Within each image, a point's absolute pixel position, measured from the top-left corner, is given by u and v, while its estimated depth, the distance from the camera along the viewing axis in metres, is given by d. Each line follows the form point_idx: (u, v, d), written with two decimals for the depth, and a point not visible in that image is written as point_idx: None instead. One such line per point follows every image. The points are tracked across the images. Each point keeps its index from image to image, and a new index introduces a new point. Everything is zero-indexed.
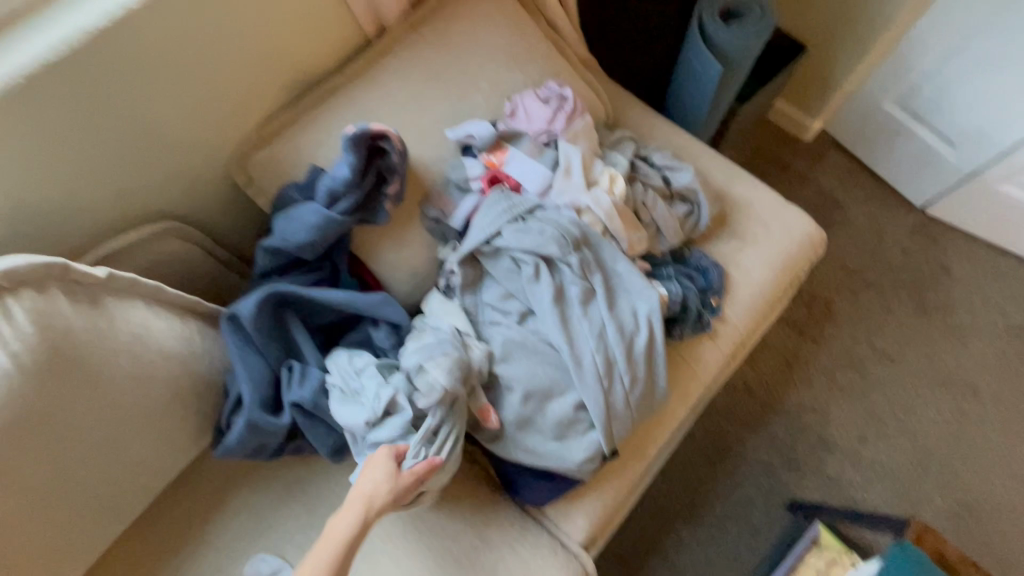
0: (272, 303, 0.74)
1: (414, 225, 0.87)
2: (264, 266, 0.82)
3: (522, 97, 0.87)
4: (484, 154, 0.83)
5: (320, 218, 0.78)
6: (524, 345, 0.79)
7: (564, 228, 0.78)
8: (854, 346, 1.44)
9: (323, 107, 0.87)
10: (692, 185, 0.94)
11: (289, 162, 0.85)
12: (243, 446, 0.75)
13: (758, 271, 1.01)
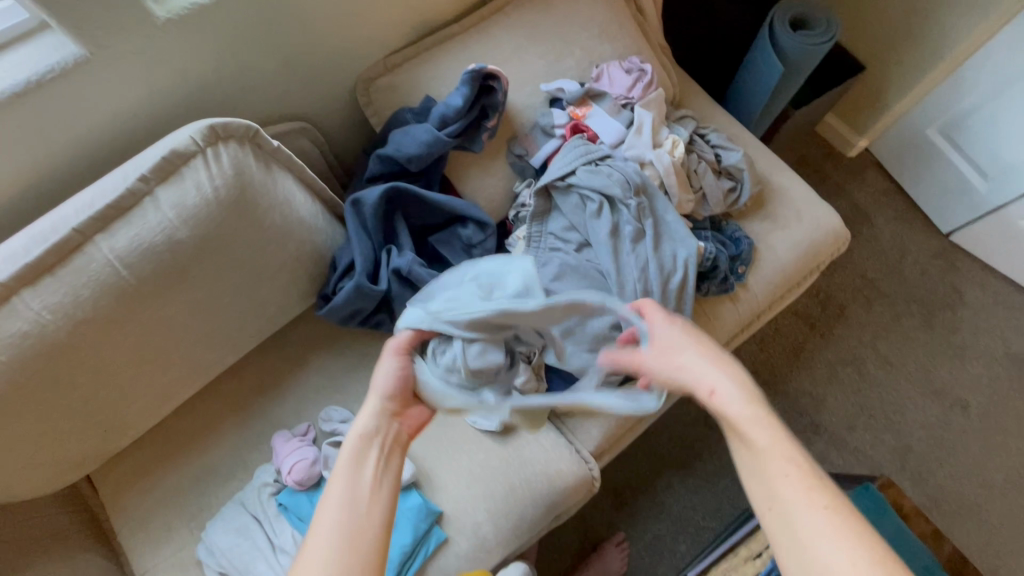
0: (386, 197, 0.93)
1: (500, 158, 1.03)
2: (373, 171, 0.98)
3: (607, 66, 1.02)
4: (570, 107, 0.99)
5: (431, 136, 0.94)
6: (578, 268, 0.95)
7: (630, 174, 0.93)
8: (859, 347, 1.57)
9: (441, 49, 1.03)
10: (740, 164, 1.08)
11: (406, 89, 1.02)
12: (345, 307, 0.92)
13: (784, 251, 1.15)
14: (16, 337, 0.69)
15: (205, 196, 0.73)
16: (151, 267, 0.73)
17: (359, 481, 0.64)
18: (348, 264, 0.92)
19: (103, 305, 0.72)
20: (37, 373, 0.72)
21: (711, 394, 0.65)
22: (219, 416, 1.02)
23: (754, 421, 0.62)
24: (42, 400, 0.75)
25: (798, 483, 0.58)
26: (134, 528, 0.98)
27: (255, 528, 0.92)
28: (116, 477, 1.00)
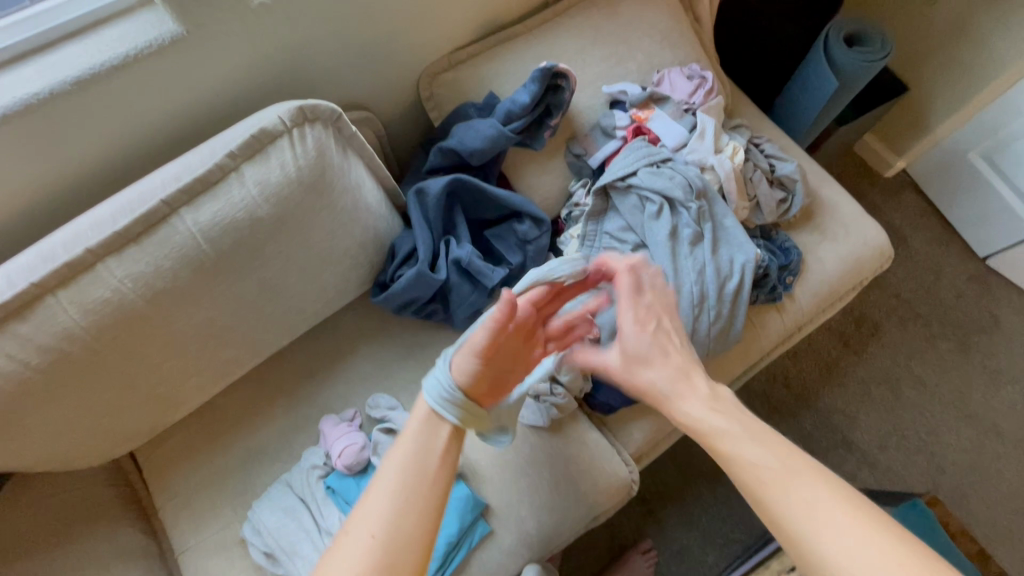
0: (448, 189, 0.94)
1: (557, 157, 1.04)
2: (434, 163, 0.99)
3: (670, 72, 1.04)
4: (633, 110, 1.01)
5: (496, 131, 0.95)
6: None
7: (692, 178, 0.94)
8: (893, 367, 1.56)
9: (505, 48, 1.05)
10: (793, 175, 1.09)
11: (470, 86, 1.03)
12: (401, 296, 0.93)
13: (832, 263, 1.15)
14: (97, 303, 0.71)
15: (288, 176, 0.74)
16: (230, 241, 0.74)
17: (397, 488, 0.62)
18: (408, 253, 0.93)
19: (180, 277, 0.73)
20: (112, 340, 0.74)
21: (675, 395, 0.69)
22: (267, 397, 1.03)
23: (719, 425, 0.65)
24: (113, 368, 0.76)
25: (789, 463, 0.61)
26: (177, 505, 0.98)
27: (302, 511, 0.92)
28: (162, 453, 1.01)
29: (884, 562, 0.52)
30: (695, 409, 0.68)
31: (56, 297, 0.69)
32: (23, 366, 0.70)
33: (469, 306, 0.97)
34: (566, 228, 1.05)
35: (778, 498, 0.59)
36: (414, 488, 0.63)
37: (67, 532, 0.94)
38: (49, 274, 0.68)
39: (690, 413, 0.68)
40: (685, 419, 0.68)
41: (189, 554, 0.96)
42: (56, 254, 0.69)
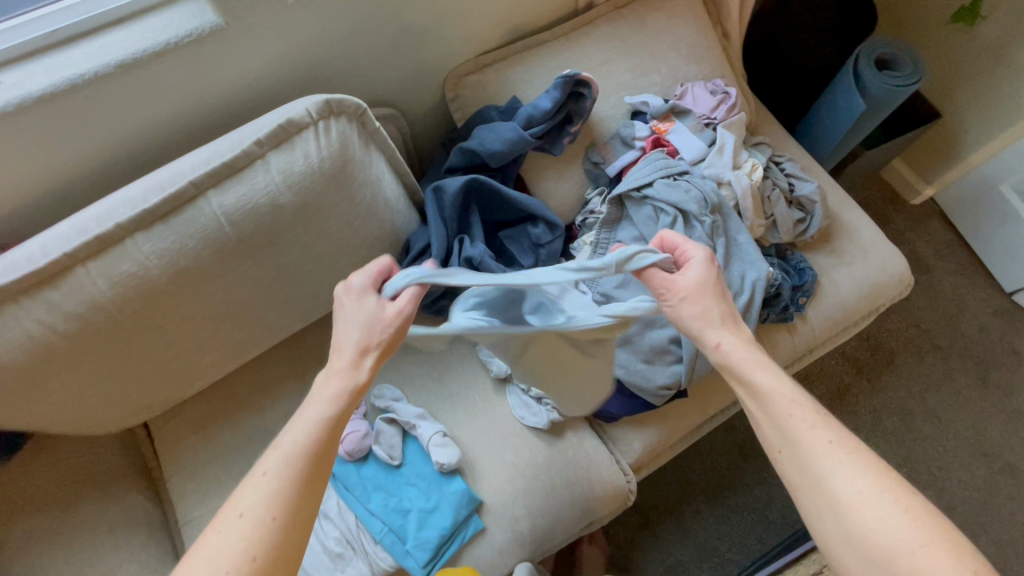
0: (465, 188, 0.96)
1: (575, 164, 1.05)
2: (454, 162, 1.01)
3: (694, 86, 1.05)
4: (653, 121, 1.02)
5: (516, 134, 0.97)
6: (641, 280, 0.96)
7: (707, 193, 0.95)
8: (907, 397, 1.53)
9: (531, 54, 1.06)
10: (813, 196, 1.08)
11: (494, 89, 1.05)
12: None
13: (848, 287, 1.14)
14: (123, 277, 0.74)
15: (310, 166, 0.77)
16: (251, 226, 0.77)
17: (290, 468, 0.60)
18: (422, 249, 0.95)
19: (203, 257, 0.77)
20: (134, 313, 0.77)
21: (789, 412, 0.65)
22: (277, 380, 1.06)
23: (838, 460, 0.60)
24: (133, 340, 0.80)
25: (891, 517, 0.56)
26: (184, 477, 1.01)
27: None
28: (173, 426, 1.04)
29: (925, 541, 0.54)
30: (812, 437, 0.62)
31: (86, 268, 0.73)
32: (50, 332, 0.74)
33: None
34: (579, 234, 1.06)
35: (819, 483, 0.61)
36: (286, 517, 0.58)
37: (79, 495, 0.98)
38: (80, 246, 0.72)
39: (811, 439, 0.62)
40: (799, 441, 0.63)
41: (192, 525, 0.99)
42: (88, 227, 0.73)
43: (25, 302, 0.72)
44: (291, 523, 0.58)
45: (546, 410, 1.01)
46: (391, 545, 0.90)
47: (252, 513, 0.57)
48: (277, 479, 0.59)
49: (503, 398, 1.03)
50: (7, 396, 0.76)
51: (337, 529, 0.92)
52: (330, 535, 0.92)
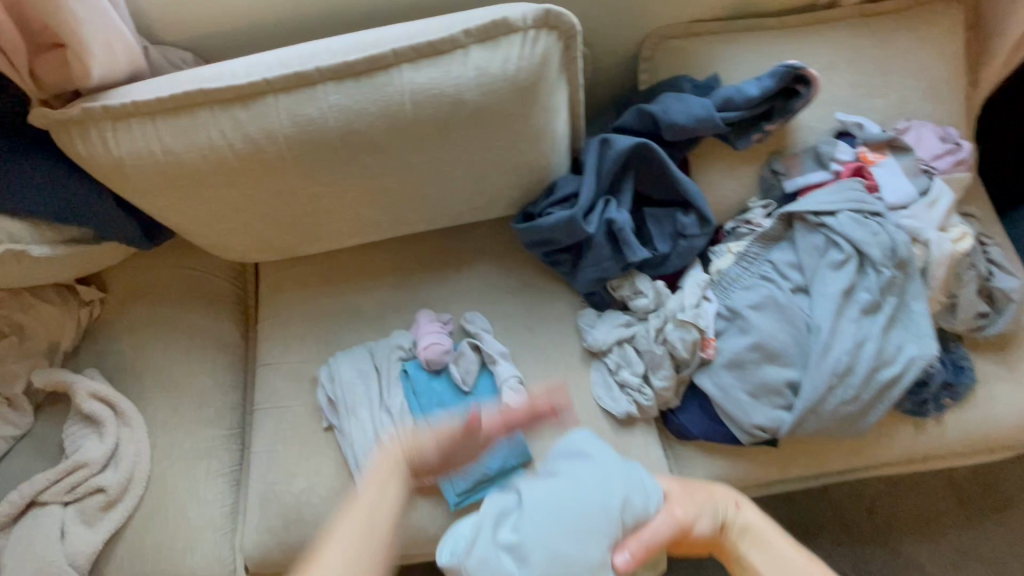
0: (632, 151, 0.91)
1: (752, 166, 0.97)
2: (627, 122, 0.97)
3: (921, 125, 0.91)
4: (862, 147, 0.91)
5: (706, 113, 0.90)
6: (780, 310, 0.88)
7: (896, 243, 0.83)
8: (1006, 555, 1.32)
9: (749, 37, 0.98)
10: (1011, 293, 0.92)
11: (697, 60, 0.98)
12: (541, 234, 0.94)
13: (1004, 408, 0.98)
14: (303, 119, 0.77)
15: (505, 71, 0.74)
16: (428, 113, 0.77)
17: (369, 518, 0.80)
18: (567, 195, 0.93)
19: (376, 126, 0.78)
20: (299, 157, 0.80)
21: (736, 503, 0.77)
22: (384, 270, 1.08)
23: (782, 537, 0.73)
24: (287, 182, 0.84)
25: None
26: (275, 323, 1.08)
27: (373, 379, 0.97)
28: (282, 275, 1.10)
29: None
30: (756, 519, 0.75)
31: (276, 99, 0.76)
32: (227, 147, 0.78)
33: (598, 274, 0.95)
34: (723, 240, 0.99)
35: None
36: (369, 554, 0.77)
37: (190, 302, 1.08)
38: (280, 78, 0.75)
39: (750, 525, 0.75)
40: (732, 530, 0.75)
41: (267, 368, 1.06)
42: (292, 63, 0.76)
43: (217, 111, 0.77)
44: (377, 552, 0.77)
45: (625, 400, 0.96)
46: (434, 462, 0.92)
47: (339, 546, 0.77)
48: (382, 489, 0.83)
49: (586, 370, 0.99)
50: (175, 191, 0.84)
51: (393, 425, 0.94)
52: (384, 428, 0.93)
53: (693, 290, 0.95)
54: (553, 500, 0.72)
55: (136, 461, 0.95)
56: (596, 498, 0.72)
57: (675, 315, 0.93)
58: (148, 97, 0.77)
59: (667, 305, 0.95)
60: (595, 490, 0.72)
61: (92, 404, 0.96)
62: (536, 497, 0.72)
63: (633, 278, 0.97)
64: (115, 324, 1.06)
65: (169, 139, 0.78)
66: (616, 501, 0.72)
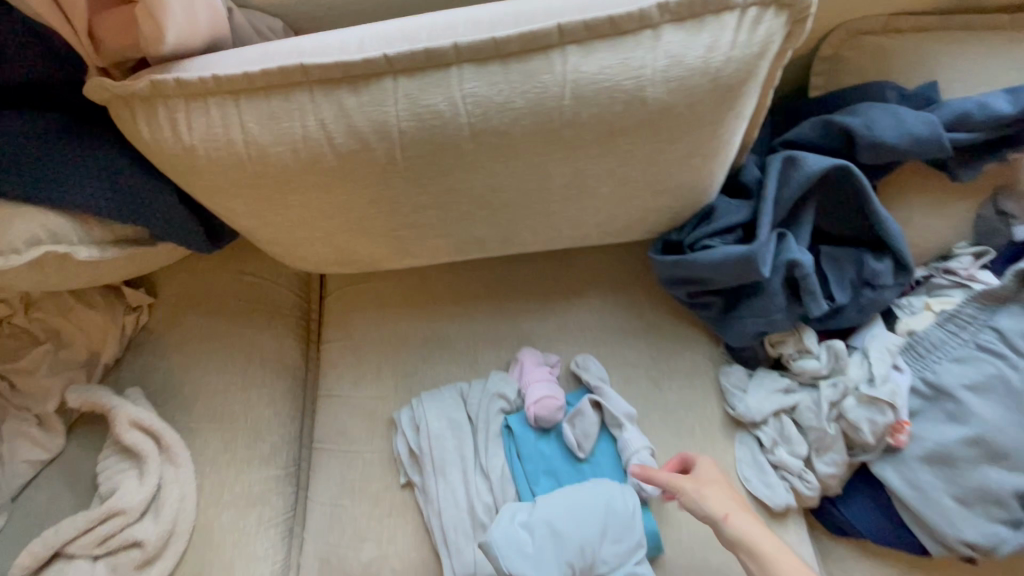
0: (824, 176, 0.71)
1: (966, 203, 0.76)
2: (806, 135, 0.76)
3: None
4: None
5: (928, 133, 0.71)
6: (1010, 397, 0.69)
7: None
8: None
9: (974, 36, 0.76)
10: None
11: (901, 64, 0.77)
12: (692, 271, 0.75)
13: None
14: (426, 110, 0.59)
15: (707, 61, 0.54)
16: (592, 113, 0.58)
17: None
18: (731, 225, 0.74)
19: (520, 125, 0.59)
20: (413, 159, 0.63)
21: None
22: (479, 295, 0.90)
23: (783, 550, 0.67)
24: (392, 188, 0.67)
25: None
26: (345, 348, 0.91)
27: (466, 434, 0.80)
28: (357, 291, 0.93)
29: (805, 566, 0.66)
30: (752, 530, 0.68)
31: (395, 83, 0.58)
32: (326, 141, 0.61)
33: (760, 327, 0.75)
34: (911, 292, 0.80)
35: None
36: None
37: (246, 315, 0.92)
38: (405, 55, 0.57)
39: None
40: None
41: (333, 401, 0.89)
42: (420, 37, 0.58)
43: (318, 94, 0.60)
44: None
45: (783, 488, 0.76)
46: None
47: None
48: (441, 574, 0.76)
49: (730, 444, 0.79)
50: (254, 190, 0.67)
51: (490, 496, 0.76)
52: (481, 499, 0.76)
53: (883, 356, 0.75)
54: (571, 495, 0.73)
55: (180, 509, 0.80)
56: (586, 504, 0.72)
57: (858, 389, 0.74)
58: (235, 70, 0.60)
59: (846, 372, 0.75)
60: (585, 497, 0.73)
61: (133, 435, 0.81)
62: (549, 497, 0.73)
63: (800, 333, 0.78)
64: (163, 336, 0.90)
65: (255, 127, 0.61)
66: (600, 509, 0.72)
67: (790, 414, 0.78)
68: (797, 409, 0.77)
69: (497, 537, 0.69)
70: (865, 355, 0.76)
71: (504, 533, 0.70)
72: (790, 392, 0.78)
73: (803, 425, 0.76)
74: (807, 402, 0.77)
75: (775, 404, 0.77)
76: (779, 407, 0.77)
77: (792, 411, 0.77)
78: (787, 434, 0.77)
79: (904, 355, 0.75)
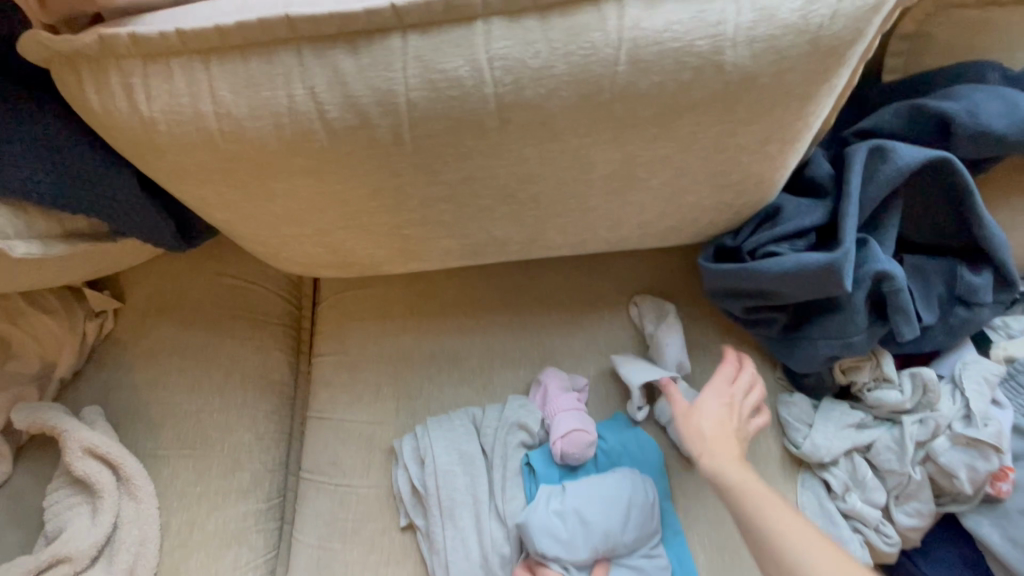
0: (917, 171, 0.60)
1: None
2: (890, 122, 0.64)
3: None
4: None
5: None
6: None
7: None
8: None
9: None
10: None
11: (999, 41, 0.66)
12: (754, 282, 0.62)
13: None
14: (444, 77, 0.47)
15: (805, 19, 0.43)
16: (652, 84, 0.46)
17: None
18: (802, 228, 0.62)
19: (560, 98, 0.47)
20: (426, 139, 0.51)
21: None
22: (494, 303, 0.78)
23: (764, 493, 0.50)
24: (398, 176, 0.55)
25: (830, 554, 0.45)
26: (338, 363, 0.78)
27: (480, 471, 0.68)
28: (353, 297, 0.81)
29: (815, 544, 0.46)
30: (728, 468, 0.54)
31: (404, 41, 0.46)
32: (317, 114, 0.49)
33: (833, 351, 0.63)
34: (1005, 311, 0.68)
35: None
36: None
37: (225, 323, 0.80)
38: (418, 2, 0.45)
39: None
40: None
41: (322, 424, 0.76)
42: None
43: (308, 55, 0.47)
44: None
45: (857, 544, 0.64)
46: None
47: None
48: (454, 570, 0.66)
49: (791, 487, 0.67)
50: (231, 175, 0.55)
51: (510, 545, 0.65)
52: (497, 550, 0.65)
53: (980, 387, 0.63)
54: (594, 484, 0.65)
55: (139, 553, 0.68)
56: (609, 490, 0.65)
57: (952, 427, 0.62)
58: (203, 22, 0.47)
59: (934, 405, 0.63)
60: (608, 485, 0.65)
61: (85, 465, 0.69)
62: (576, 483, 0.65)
63: (878, 359, 0.66)
64: (128, 347, 0.78)
65: (228, 95, 0.49)
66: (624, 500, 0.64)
67: (864, 453, 0.65)
68: (874, 449, 0.64)
69: (532, 524, 0.62)
70: (956, 384, 0.64)
71: (536, 520, 0.62)
72: (863, 427, 0.66)
73: (882, 468, 0.64)
74: (886, 441, 0.64)
75: (847, 441, 0.65)
76: (851, 445, 0.65)
77: (868, 451, 0.65)
78: (860, 478, 0.64)
79: (1002, 386, 0.64)
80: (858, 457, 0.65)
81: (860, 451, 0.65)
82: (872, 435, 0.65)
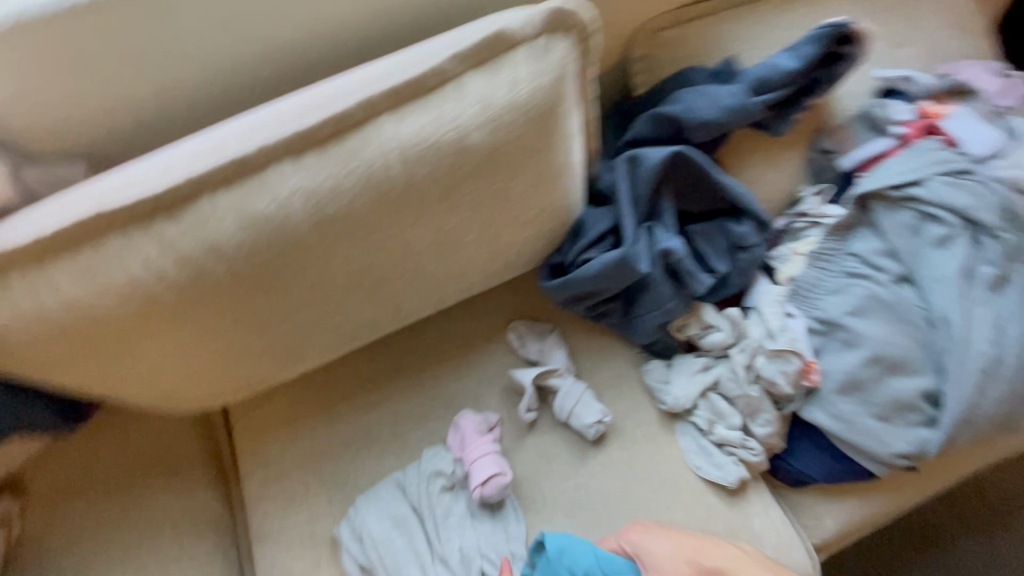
0: (667, 164, 0.76)
1: (793, 151, 0.82)
2: (641, 132, 0.81)
3: (959, 63, 0.83)
4: (918, 101, 0.80)
5: (738, 101, 0.76)
6: (889, 309, 0.74)
7: (999, 203, 0.73)
8: None
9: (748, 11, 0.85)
10: None
11: (697, 48, 0.85)
12: (580, 286, 0.76)
13: None
14: (255, 219, 0.56)
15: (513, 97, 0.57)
16: (424, 175, 0.58)
17: None
18: (602, 232, 0.76)
19: (356, 204, 0.58)
20: (259, 269, 0.59)
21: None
22: (391, 375, 0.86)
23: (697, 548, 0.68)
24: (248, 304, 0.62)
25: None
26: (264, 479, 0.82)
27: (414, 528, 0.75)
28: (262, 414, 0.86)
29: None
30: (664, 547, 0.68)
31: (212, 200, 0.55)
32: (155, 279, 0.56)
33: (659, 318, 0.77)
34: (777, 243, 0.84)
35: None
36: None
37: (140, 483, 0.81)
38: (213, 170, 0.54)
39: None
40: None
41: (266, 541, 0.80)
42: (225, 149, 0.55)
43: (131, 234, 0.55)
44: None
45: (731, 463, 0.77)
46: None
47: None
48: None
49: (672, 437, 0.80)
50: (96, 353, 0.61)
51: None
52: None
53: (773, 307, 0.79)
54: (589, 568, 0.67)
55: None
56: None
57: (763, 346, 0.77)
58: (28, 236, 0.54)
59: (747, 332, 0.79)
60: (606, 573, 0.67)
61: None
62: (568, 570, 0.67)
63: (699, 311, 0.80)
64: (44, 542, 0.78)
65: (70, 288, 0.55)
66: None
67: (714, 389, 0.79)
68: (719, 383, 0.79)
69: None
70: (759, 311, 0.80)
71: None
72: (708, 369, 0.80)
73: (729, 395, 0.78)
74: (724, 373, 0.79)
75: (698, 384, 0.79)
76: (701, 386, 0.79)
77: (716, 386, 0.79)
78: (717, 409, 0.78)
79: (792, 300, 0.80)
80: (710, 394, 0.79)
81: (711, 389, 0.79)
82: (714, 372, 0.79)
